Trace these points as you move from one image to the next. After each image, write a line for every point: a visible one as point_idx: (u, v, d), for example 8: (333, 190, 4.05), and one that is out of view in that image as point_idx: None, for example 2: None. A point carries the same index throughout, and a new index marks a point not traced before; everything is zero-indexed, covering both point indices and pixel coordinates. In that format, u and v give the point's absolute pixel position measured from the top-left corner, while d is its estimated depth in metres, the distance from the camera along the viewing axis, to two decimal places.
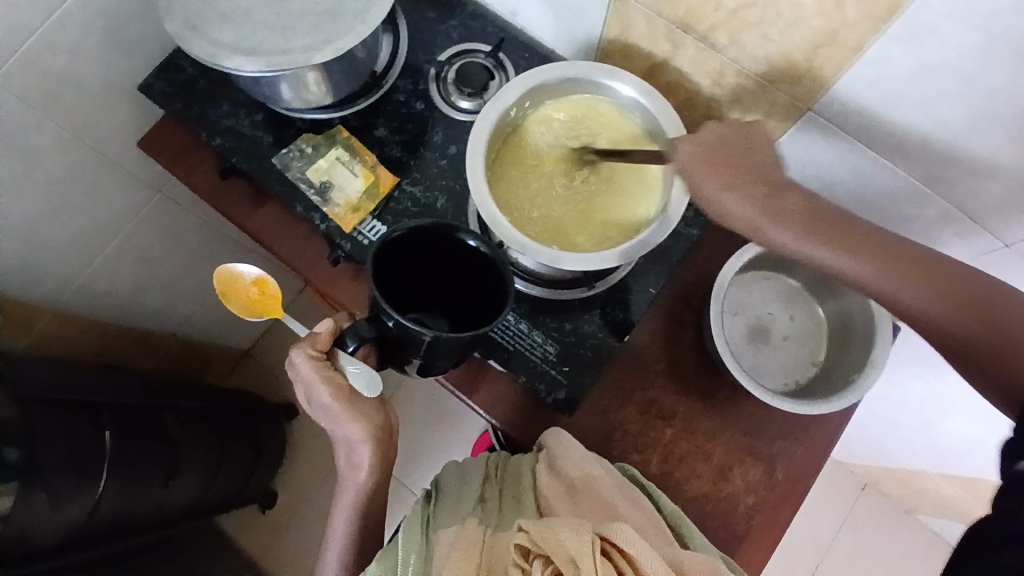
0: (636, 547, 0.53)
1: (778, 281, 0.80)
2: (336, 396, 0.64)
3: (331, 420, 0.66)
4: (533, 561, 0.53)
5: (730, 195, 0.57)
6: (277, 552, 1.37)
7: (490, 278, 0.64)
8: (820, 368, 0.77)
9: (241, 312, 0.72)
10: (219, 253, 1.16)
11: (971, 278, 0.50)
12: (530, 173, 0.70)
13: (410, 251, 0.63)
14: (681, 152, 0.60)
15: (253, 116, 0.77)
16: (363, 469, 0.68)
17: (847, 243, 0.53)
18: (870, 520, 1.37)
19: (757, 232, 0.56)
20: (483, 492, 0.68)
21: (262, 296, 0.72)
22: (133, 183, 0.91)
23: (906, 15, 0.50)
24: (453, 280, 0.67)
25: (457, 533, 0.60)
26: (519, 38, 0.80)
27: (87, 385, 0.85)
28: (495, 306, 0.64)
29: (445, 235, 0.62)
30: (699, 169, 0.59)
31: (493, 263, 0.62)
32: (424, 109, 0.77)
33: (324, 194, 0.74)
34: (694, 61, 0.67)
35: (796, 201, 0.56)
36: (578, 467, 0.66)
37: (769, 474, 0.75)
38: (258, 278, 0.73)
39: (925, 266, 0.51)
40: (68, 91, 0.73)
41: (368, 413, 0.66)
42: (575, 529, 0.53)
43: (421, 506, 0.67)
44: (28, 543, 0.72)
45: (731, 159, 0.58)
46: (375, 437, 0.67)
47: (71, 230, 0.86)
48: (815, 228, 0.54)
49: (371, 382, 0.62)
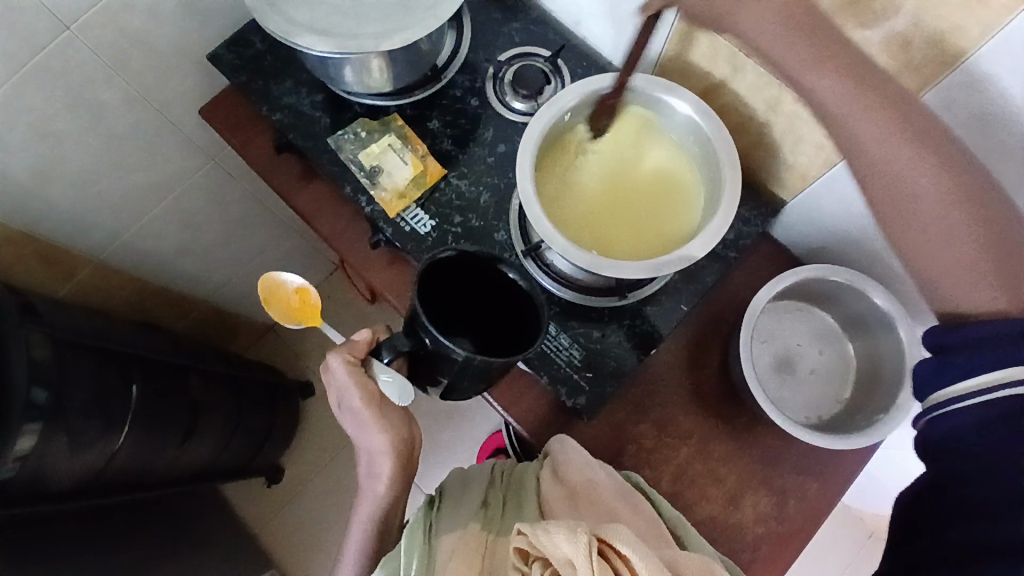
0: (633, 549, 0.52)
1: (811, 314, 0.79)
2: (367, 402, 0.65)
3: (358, 425, 0.67)
4: (533, 563, 0.55)
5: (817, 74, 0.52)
6: (277, 527, 1.38)
7: (524, 310, 0.65)
8: (844, 407, 0.76)
9: (281, 318, 0.76)
10: (260, 227, 1.19)
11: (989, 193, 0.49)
12: (581, 176, 0.71)
13: (453, 275, 0.66)
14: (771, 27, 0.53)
15: (313, 96, 0.79)
16: (383, 480, 0.69)
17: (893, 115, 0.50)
18: (874, 572, 1.34)
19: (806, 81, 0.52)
20: (486, 497, 0.67)
21: (302, 305, 0.75)
22: (189, 149, 0.94)
23: (972, 60, 0.51)
24: (489, 311, 0.69)
25: (459, 539, 0.61)
26: (580, 47, 0.81)
27: (120, 336, 0.87)
28: (528, 341, 0.65)
29: (490, 265, 0.64)
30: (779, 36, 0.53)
31: (529, 298, 0.64)
32: (479, 106, 0.79)
33: (373, 177, 0.76)
34: (751, 87, 0.68)
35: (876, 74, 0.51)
36: (578, 473, 0.66)
37: (780, 507, 0.74)
38: (300, 287, 0.76)
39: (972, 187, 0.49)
40: (142, 52, 0.77)
41: (393, 423, 0.67)
42: (571, 531, 0.53)
43: (423, 512, 0.67)
44: (43, 483, 0.74)
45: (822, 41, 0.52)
46: (397, 450, 0.68)
47: (125, 186, 0.89)
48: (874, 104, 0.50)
49: (404, 392, 0.65)
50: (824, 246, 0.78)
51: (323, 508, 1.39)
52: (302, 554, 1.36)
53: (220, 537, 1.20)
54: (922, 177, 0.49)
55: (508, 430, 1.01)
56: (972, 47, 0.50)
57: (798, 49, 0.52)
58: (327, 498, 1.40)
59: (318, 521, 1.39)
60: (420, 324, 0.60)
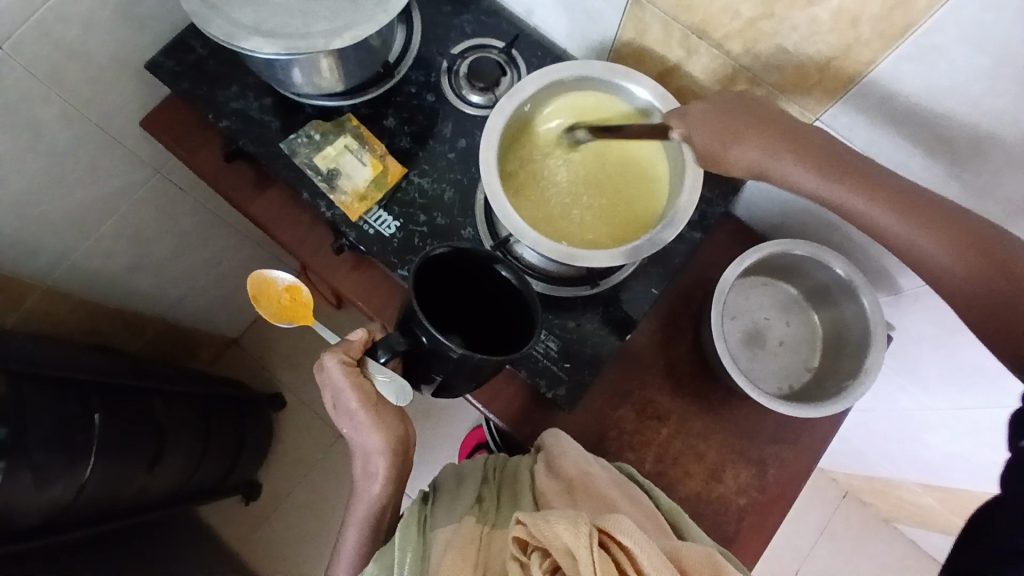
0: (634, 540, 0.52)
1: (776, 288, 0.81)
2: (362, 403, 0.64)
3: (354, 426, 0.66)
4: (531, 553, 0.55)
5: (742, 149, 0.59)
6: (259, 542, 1.35)
7: (516, 306, 0.65)
8: (814, 374, 0.78)
9: (272, 317, 0.74)
10: (215, 238, 1.15)
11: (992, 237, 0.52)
12: (543, 167, 0.71)
13: (446, 272, 0.64)
14: (692, 112, 0.61)
15: (261, 100, 0.76)
16: (378, 479, 0.68)
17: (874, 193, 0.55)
18: (849, 529, 1.40)
19: (775, 166, 0.58)
20: (480, 493, 0.68)
21: (293, 303, 0.73)
22: (134, 162, 0.89)
23: (919, 34, 0.52)
24: (479, 308, 0.68)
25: (454, 531, 0.61)
26: (533, 36, 0.80)
27: (76, 365, 0.83)
28: (519, 338, 0.64)
29: (482, 262, 0.63)
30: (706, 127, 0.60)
31: (522, 297, 0.63)
32: (435, 102, 0.77)
33: (332, 181, 0.74)
34: (706, 69, 0.68)
35: (815, 144, 0.58)
36: (575, 466, 0.66)
37: (760, 477, 0.76)
38: (290, 285, 0.74)
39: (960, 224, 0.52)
40: (76, 64, 0.72)
41: (388, 422, 0.66)
42: (573, 522, 0.53)
43: (417, 505, 0.67)
44: (11, 522, 0.71)
45: (738, 117, 0.60)
46: (392, 450, 0.67)
47: (69, 205, 0.85)
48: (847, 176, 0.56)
49: (401, 394, 0.63)
50: (785, 221, 0.80)
51: (306, 520, 1.37)
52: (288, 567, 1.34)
53: (201, 559, 1.16)
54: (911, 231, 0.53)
55: (489, 425, 1.01)
56: (917, 21, 0.51)
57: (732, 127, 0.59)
58: (311, 509, 1.37)
59: (302, 533, 1.36)
60: (418, 322, 0.58)
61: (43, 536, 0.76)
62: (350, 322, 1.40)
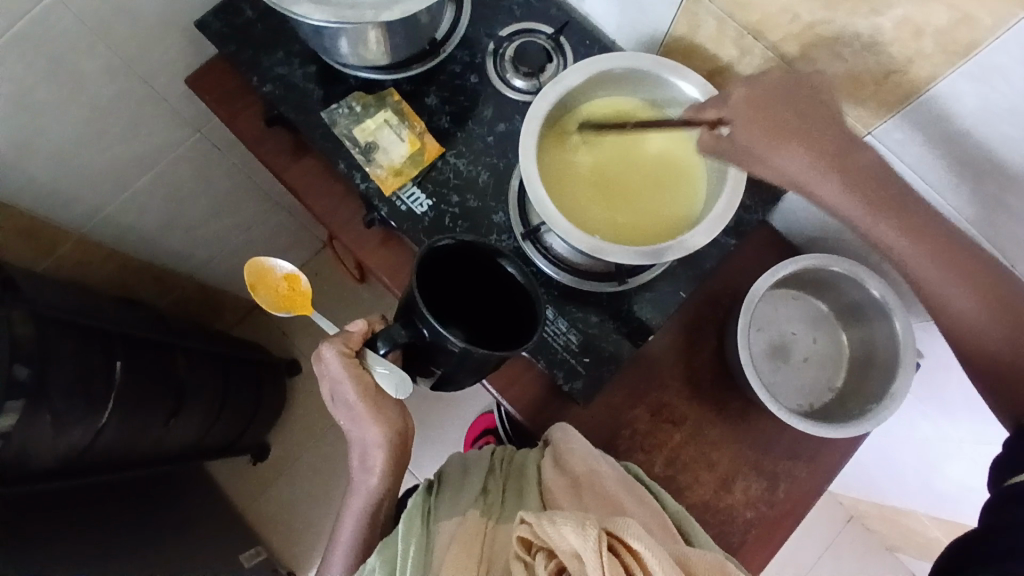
0: (644, 544, 0.52)
1: (807, 302, 0.80)
2: (361, 396, 0.65)
3: (352, 417, 0.68)
4: (536, 553, 0.56)
5: (787, 155, 0.57)
6: (264, 505, 1.38)
7: (521, 304, 0.65)
8: (836, 394, 0.77)
9: (269, 305, 0.74)
10: (247, 202, 1.16)
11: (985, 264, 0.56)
12: (582, 156, 0.70)
13: (451, 264, 0.65)
14: (734, 99, 0.59)
15: (306, 67, 0.76)
16: (376, 472, 0.70)
17: (901, 216, 0.56)
18: (852, 553, 1.38)
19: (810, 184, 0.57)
20: (485, 484, 0.68)
21: (292, 292, 0.74)
22: (176, 120, 0.90)
23: (980, 56, 0.50)
24: (487, 303, 0.68)
25: (459, 525, 0.62)
26: (582, 24, 0.79)
27: (103, 314, 0.85)
28: (523, 334, 0.64)
29: (487, 255, 0.64)
30: (750, 120, 0.58)
31: (527, 293, 0.63)
32: (477, 83, 0.77)
33: (368, 154, 0.74)
34: (759, 72, 0.67)
35: (865, 163, 0.56)
36: (582, 463, 0.66)
37: (771, 491, 0.75)
38: (289, 274, 0.75)
39: (988, 275, 0.56)
40: (127, 18, 0.73)
41: (388, 415, 0.67)
42: (580, 525, 0.53)
43: (421, 497, 0.67)
44: (26, 462, 0.73)
45: (787, 112, 0.57)
46: (391, 442, 0.68)
47: (109, 157, 0.86)
48: (882, 204, 0.56)
49: (400, 385, 0.63)
50: (822, 235, 0.78)
51: (311, 487, 1.39)
52: (289, 533, 1.36)
53: (207, 515, 1.19)
54: (920, 254, 0.56)
55: (500, 412, 1.01)
56: (980, 42, 0.49)
57: (793, 147, 0.56)
58: (316, 477, 1.39)
59: (306, 500, 1.38)
60: (419, 315, 0.59)
61: (58, 476, 0.78)
62: (370, 298, 1.41)
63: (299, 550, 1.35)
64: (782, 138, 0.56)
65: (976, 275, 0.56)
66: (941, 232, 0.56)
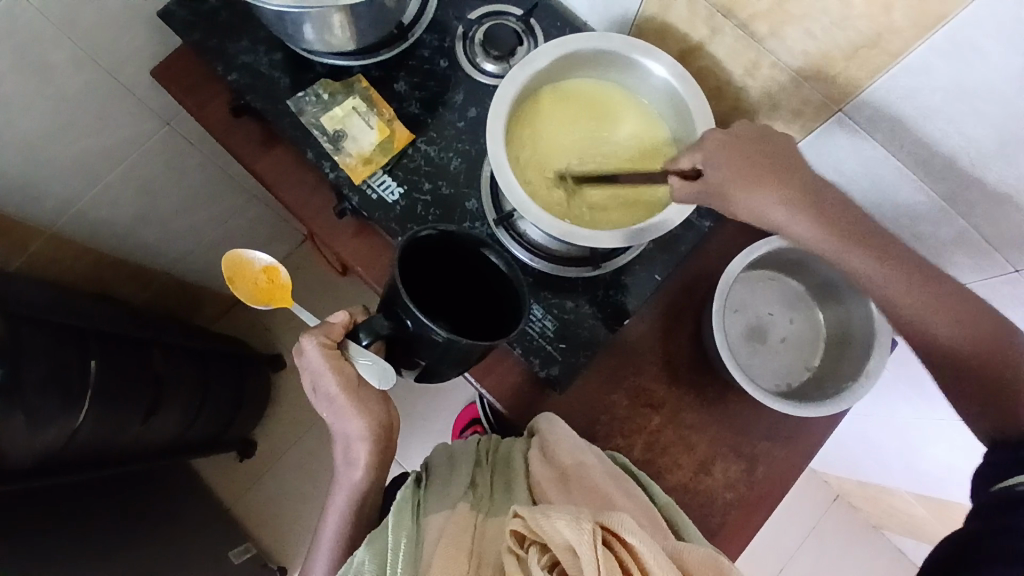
0: (638, 538, 0.52)
1: (783, 283, 0.79)
2: (344, 389, 0.65)
3: (334, 412, 0.68)
4: (528, 548, 0.56)
5: (754, 195, 0.57)
6: (252, 499, 1.37)
7: (503, 293, 0.64)
8: (813, 374, 0.77)
9: (248, 299, 0.73)
10: (223, 195, 1.14)
11: (979, 306, 0.56)
12: (554, 139, 0.69)
13: (432, 256, 0.64)
14: (709, 140, 0.60)
15: (272, 55, 0.75)
16: (360, 466, 0.70)
17: (887, 261, 0.56)
18: (837, 532, 1.39)
19: (775, 217, 0.58)
20: (473, 478, 0.68)
21: (270, 284, 0.73)
22: (144, 113, 0.88)
23: (951, 26, 0.49)
24: (468, 290, 0.67)
25: (448, 519, 0.61)
26: (553, 6, 0.78)
27: (77, 312, 0.84)
28: (507, 323, 0.64)
29: (469, 246, 0.63)
30: (721, 160, 0.58)
31: (509, 282, 0.62)
32: (448, 68, 0.75)
33: (337, 142, 0.72)
34: (730, 51, 0.66)
35: (831, 200, 0.58)
36: (570, 455, 0.66)
37: (749, 472, 0.75)
38: (268, 266, 0.74)
39: (969, 309, 0.56)
40: (88, 10, 0.71)
41: (370, 408, 0.68)
42: (575, 519, 0.53)
43: (409, 492, 0.66)
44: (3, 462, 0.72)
45: (749, 154, 0.58)
46: (375, 436, 0.69)
47: (76, 152, 0.84)
48: (843, 236, 0.57)
49: (383, 377, 0.62)
50: None
51: (298, 481, 1.38)
52: (278, 527, 1.36)
53: (194, 512, 1.18)
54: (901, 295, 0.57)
55: (483, 402, 1.01)
56: (951, 13, 0.49)
57: (744, 180, 0.57)
58: (303, 470, 1.39)
59: (294, 493, 1.38)
60: (403, 306, 0.58)
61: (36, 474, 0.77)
62: (353, 289, 1.40)
63: (288, 543, 1.35)
64: (750, 177, 0.57)
65: (955, 308, 0.56)
66: (920, 269, 0.57)
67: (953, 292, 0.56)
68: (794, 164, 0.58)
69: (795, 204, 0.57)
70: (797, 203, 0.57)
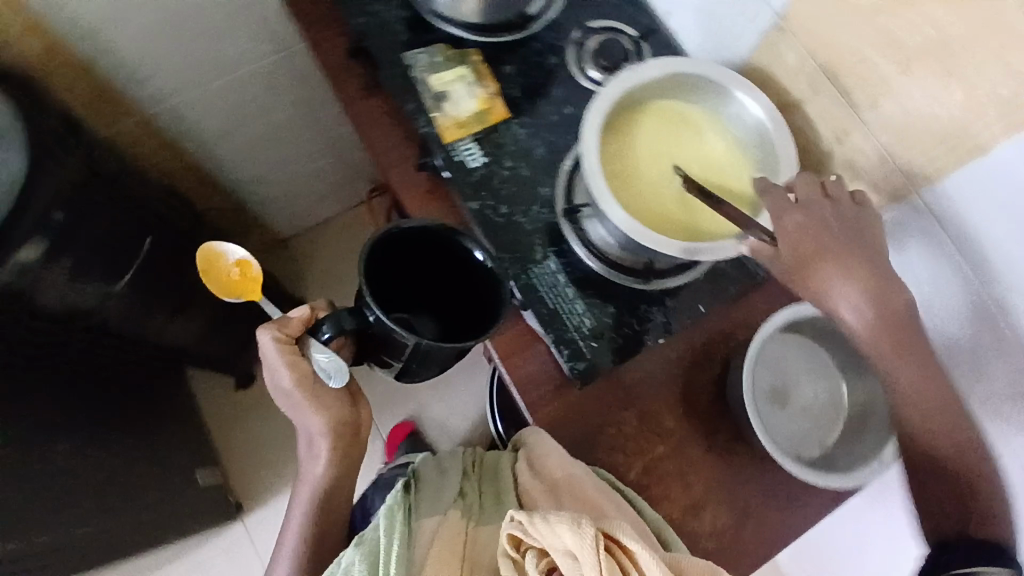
0: (638, 545, 0.53)
1: (817, 354, 0.80)
2: (298, 383, 0.69)
3: (295, 409, 0.71)
4: (526, 552, 0.57)
5: (841, 286, 0.59)
6: (237, 433, 1.37)
7: (481, 292, 0.68)
8: (824, 453, 0.77)
9: (217, 290, 0.79)
10: (304, 135, 1.19)
11: (968, 436, 0.61)
12: (643, 147, 0.72)
13: (410, 252, 0.68)
14: (785, 220, 0.61)
15: (400, 11, 0.80)
16: (320, 459, 0.73)
17: (921, 372, 0.60)
18: None
19: (829, 305, 0.60)
20: (461, 489, 0.70)
21: (241, 277, 0.79)
22: (264, 35, 0.94)
23: None
24: (445, 285, 0.71)
25: (440, 523, 0.64)
26: (667, 36, 0.82)
27: (144, 194, 0.87)
28: (484, 320, 0.68)
29: (448, 243, 0.67)
30: (803, 251, 0.59)
31: (488, 280, 0.67)
32: (556, 64, 0.80)
33: (438, 102, 0.76)
34: (826, 114, 0.69)
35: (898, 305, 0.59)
36: (561, 467, 0.68)
37: (737, 526, 0.74)
38: (241, 261, 0.79)
39: (962, 430, 0.61)
40: None
41: (329, 404, 0.71)
42: (575, 525, 0.53)
43: (401, 493, 0.68)
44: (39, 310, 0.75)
45: (836, 247, 0.59)
46: (336, 431, 0.72)
47: (193, 52, 0.90)
48: (893, 337, 0.59)
49: (337, 371, 0.68)
50: None
51: (281, 439, 1.37)
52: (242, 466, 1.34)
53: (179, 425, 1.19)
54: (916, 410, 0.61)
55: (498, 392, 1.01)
56: None
57: (837, 265, 0.59)
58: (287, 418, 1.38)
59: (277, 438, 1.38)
60: (365, 303, 0.62)
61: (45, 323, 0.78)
62: None
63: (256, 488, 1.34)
64: (833, 268, 0.59)
65: (954, 428, 0.61)
66: (942, 392, 0.60)
67: (960, 417, 0.61)
68: (879, 261, 0.59)
69: (867, 295, 0.58)
70: (867, 296, 0.59)
